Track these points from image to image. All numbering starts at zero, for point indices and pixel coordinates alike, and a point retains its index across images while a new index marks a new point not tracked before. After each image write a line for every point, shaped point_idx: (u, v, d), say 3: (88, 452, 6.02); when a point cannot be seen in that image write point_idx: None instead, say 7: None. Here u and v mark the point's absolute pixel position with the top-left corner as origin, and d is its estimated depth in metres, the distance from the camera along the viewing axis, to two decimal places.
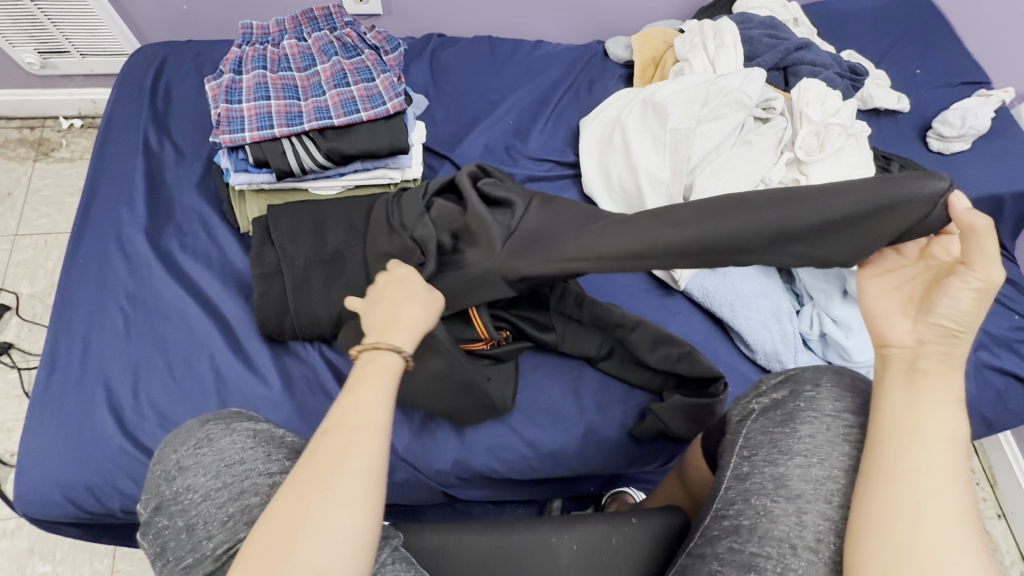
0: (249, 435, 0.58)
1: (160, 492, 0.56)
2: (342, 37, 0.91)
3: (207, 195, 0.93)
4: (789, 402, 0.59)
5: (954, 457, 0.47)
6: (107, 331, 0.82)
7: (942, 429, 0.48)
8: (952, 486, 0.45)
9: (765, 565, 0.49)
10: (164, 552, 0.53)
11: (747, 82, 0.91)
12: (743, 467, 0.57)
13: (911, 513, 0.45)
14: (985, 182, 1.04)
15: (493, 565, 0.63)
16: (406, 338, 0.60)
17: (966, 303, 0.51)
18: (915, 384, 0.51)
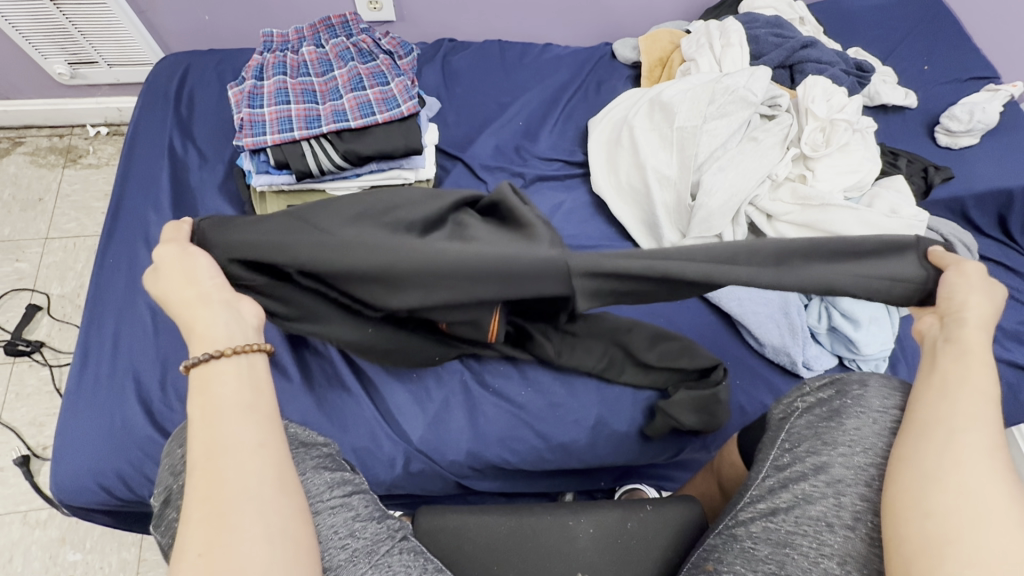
0: None
1: (168, 486, 0.57)
2: (358, 43, 0.94)
3: (229, 197, 0.97)
4: (835, 400, 0.61)
5: (986, 405, 0.50)
6: (136, 327, 0.86)
7: (971, 380, 0.52)
8: (985, 427, 0.48)
9: (802, 541, 0.51)
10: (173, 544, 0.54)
11: (752, 79, 0.93)
12: (783, 458, 0.58)
13: (943, 450, 0.48)
14: (994, 176, 1.04)
15: (508, 546, 0.64)
16: (252, 334, 0.59)
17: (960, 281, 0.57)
18: (941, 351, 0.55)
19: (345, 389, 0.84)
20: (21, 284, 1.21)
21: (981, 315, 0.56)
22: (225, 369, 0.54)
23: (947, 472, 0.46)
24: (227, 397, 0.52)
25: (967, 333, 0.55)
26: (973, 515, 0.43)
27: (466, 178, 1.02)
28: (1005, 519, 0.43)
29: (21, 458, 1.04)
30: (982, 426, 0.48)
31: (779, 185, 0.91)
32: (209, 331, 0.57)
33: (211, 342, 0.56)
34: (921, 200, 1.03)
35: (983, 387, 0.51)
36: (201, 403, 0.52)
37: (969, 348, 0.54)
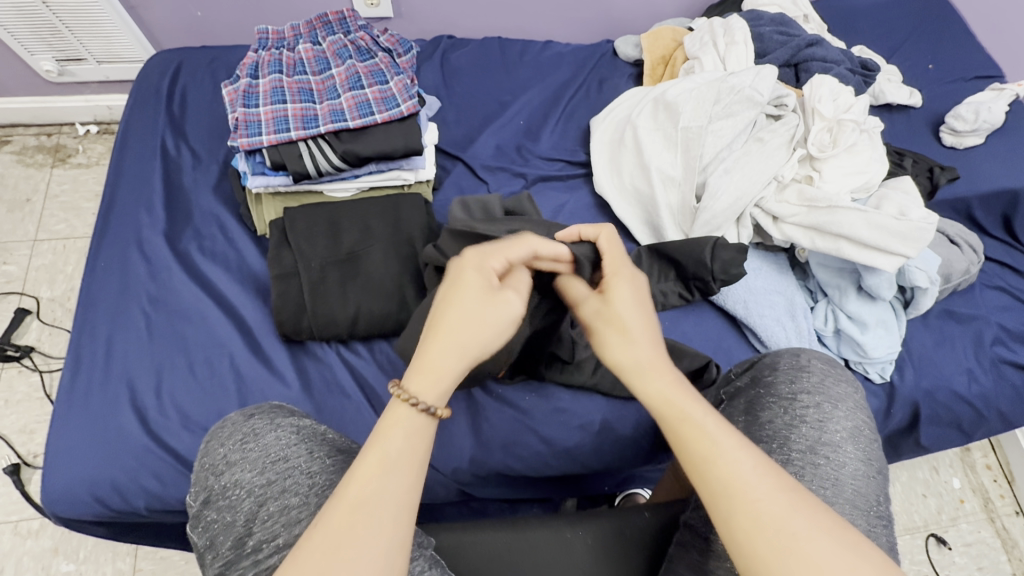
0: (293, 431, 0.64)
1: (209, 486, 0.61)
2: (356, 41, 0.92)
3: (224, 198, 0.95)
4: (751, 390, 0.67)
5: (718, 462, 0.50)
6: (129, 332, 0.83)
7: (698, 446, 0.52)
8: (746, 474, 0.49)
9: None
10: (212, 545, 0.57)
11: (759, 78, 0.91)
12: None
13: (730, 537, 0.47)
14: (998, 177, 1.04)
15: (509, 565, 0.63)
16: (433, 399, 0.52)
17: (616, 291, 0.64)
18: (668, 420, 0.55)
19: (344, 395, 0.82)
20: (9, 288, 1.18)
21: (613, 334, 0.61)
22: (418, 415, 0.51)
23: (752, 561, 0.45)
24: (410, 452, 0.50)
25: (654, 397, 0.57)
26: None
27: (467, 179, 1.00)
28: (816, 552, 0.44)
29: (10, 467, 1.01)
30: (745, 476, 0.49)
31: (785, 187, 0.90)
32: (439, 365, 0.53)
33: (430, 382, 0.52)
34: (927, 200, 1.02)
35: (707, 447, 0.51)
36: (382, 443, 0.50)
37: (678, 409, 0.55)
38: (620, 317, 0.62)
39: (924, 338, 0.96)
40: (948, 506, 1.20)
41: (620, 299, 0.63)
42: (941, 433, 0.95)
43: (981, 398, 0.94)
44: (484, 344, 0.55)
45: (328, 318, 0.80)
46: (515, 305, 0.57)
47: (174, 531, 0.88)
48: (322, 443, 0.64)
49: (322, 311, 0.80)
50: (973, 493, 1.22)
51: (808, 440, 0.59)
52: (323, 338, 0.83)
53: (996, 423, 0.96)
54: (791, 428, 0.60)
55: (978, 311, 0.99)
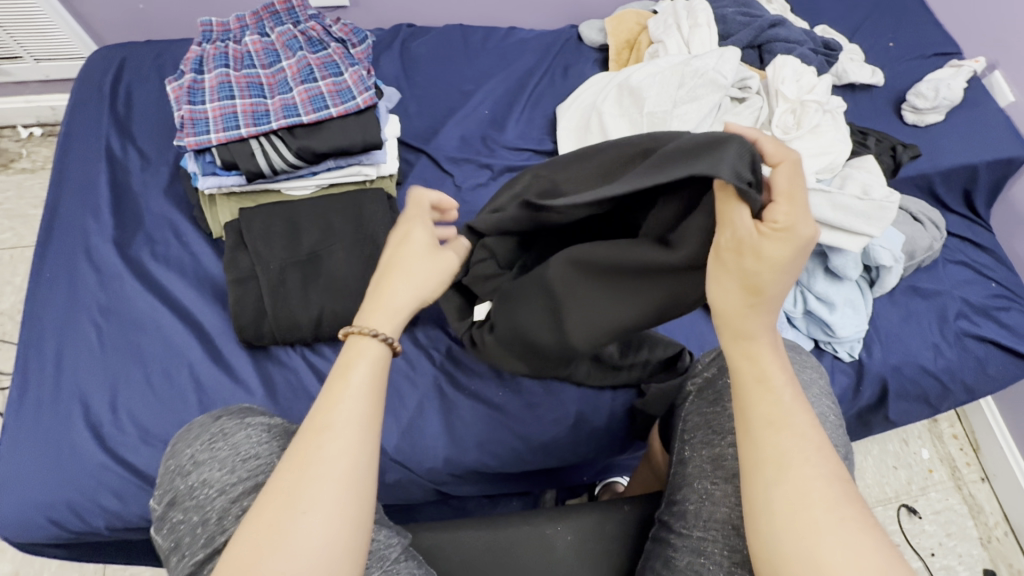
0: (265, 429, 0.58)
1: (174, 488, 0.54)
2: (307, 31, 0.88)
3: (177, 200, 0.91)
4: (719, 380, 0.63)
5: (787, 433, 0.46)
6: (81, 345, 0.79)
7: (767, 411, 0.47)
8: (810, 454, 0.45)
9: (712, 548, 0.53)
10: (178, 548, 0.51)
11: (722, 61, 0.90)
12: (686, 453, 0.61)
13: (768, 508, 0.44)
14: (959, 153, 1.05)
15: (490, 561, 0.62)
16: (386, 321, 0.53)
17: (772, 244, 0.45)
18: (744, 382, 0.49)
19: (311, 400, 0.80)
20: None
21: (734, 292, 0.48)
22: (372, 349, 0.50)
23: (787, 533, 0.42)
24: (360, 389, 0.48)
25: (733, 350, 0.50)
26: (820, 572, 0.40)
27: (431, 172, 0.98)
28: (856, 544, 0.41)
29: None
30: (806, 456, 0.45)
31: None
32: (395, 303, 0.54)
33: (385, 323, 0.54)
34: (891, 178, 1.03)
35: (778, 414, 0.47)
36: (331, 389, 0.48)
37: (768, 378, 0.48)
38: (754, 276, 0.46)
39: (891, 315, 0.98)
40: (918, 477, 1.23)
41: (774, 260, 0.46)
42: (909, 407, 0.97)
43: (946, 371, 0.96)
44: (418, 293, 0.56)
45: (291, 321, 0.77)
46: (455, 263, 0.60)
47: (141, 549, 0.85)
48: (295, 441, 0.58)
49: (285, 314, 0.78)
50: (941, 462, 1.26)
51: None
52: (288, 342, 0.80)
53: (961, 395, 0.99)
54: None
55: (942, 286, 1.01)
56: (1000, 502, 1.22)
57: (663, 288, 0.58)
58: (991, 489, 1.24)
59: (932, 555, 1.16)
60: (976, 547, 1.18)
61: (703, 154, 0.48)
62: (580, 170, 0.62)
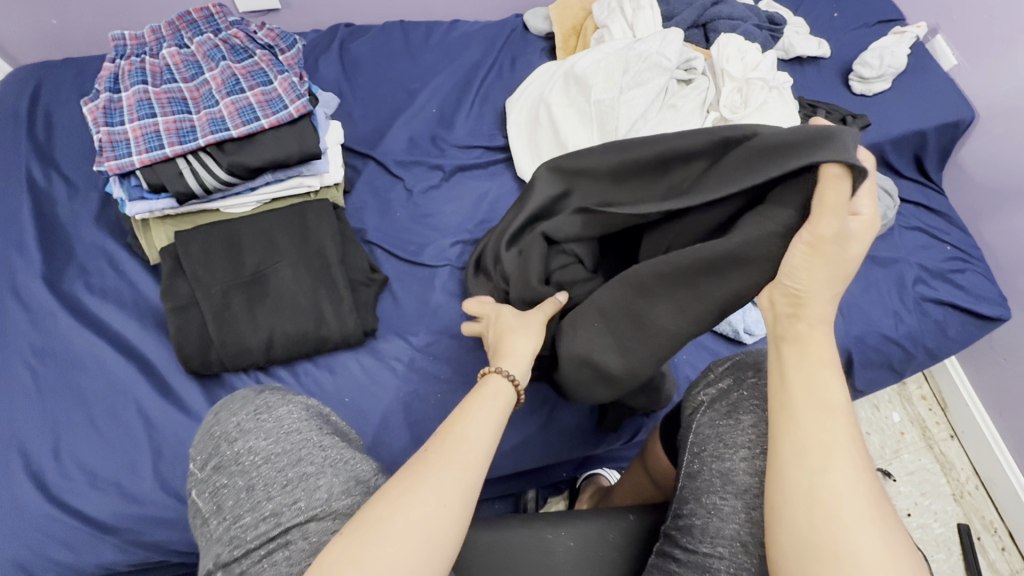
0: (304, 408, 0.57)
1: (219, 452, 0.52)
2: (229, 39, 0.83)
3: (110, 227, 0.86)
4: (734, 391, 0.57)
5: (841, 421, 0.46)
6: (16, 391, 0.74)
7: (827, 399, 0.47)
8: (846, 476, 0.43)
9: (719, 565, 0.49)
10: (220, 510, 0.48)
11: (665, 43, 0.89)
12: (694, 463, 0.55)
13: (812, 493, 0.43)
14: (908, 119, 1.06)
15: (487, 562, 0.59)
16: (518, 368, 0.58)
17: (863, 235, 0.48)
18: (804, 366, 0.49)
19: None
20: None
21: (830, 282, 0.49)
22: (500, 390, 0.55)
23: (814, 534, 0.42)
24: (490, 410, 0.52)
25: (803, 330, 0.50)
26: (849, 561, 0.40)
27: (380, 177, 0.94)
28: (882, 538, 0.41)
29: None
30: (851, 448, 0.45)
31: None
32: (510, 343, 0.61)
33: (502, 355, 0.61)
34: None
35: (833, 400, 0.47)
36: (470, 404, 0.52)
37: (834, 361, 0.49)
38: (850, 264, 0.48)
39: (851, 286, 0.99)
40: (890, 440, 1.26)
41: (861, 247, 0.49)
42: (875, 375, 0.99)
43: (908, 336, 0.98)
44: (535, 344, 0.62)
45: (239, 347, 0.74)
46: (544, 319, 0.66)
47: None
48: (329, 425, 0.57)
49: (233, 340, 0.74)
50: (913, 424, 1.28)
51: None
52: (240, 368, 0.77)
53: (924, 359, 1.01)
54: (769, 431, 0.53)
55: (899, 253, 1.02)
56: (969, 457, 1.25)
57: (730, 287, 0.56)
58: (960, 446, 1.27)
59: (909, 515, 1.18)
60: (949, 504, 1.21)
61: (807, 148, 0.49)
62: (615, 164, 0.67)
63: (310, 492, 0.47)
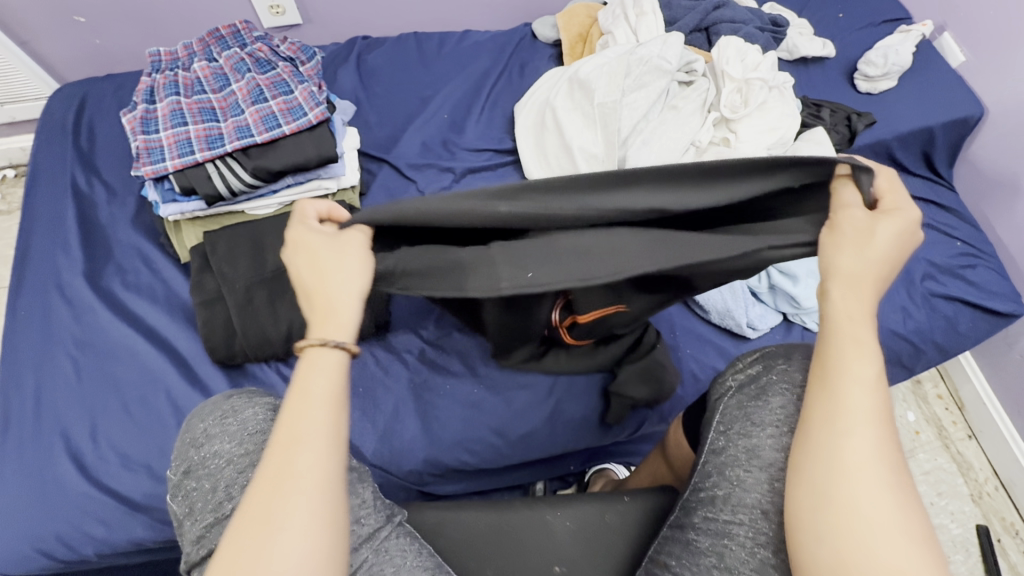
0: (270, 408, 0.59)
1: (188, 457, 0.57)
2: (253, 53, 0.89)
3: (145, 229, 0.93)
4: (764, 375, 0.56)
5: (869, 392, 0.44)
6: (59, 380, 0.81)
7: (855, 368, 0.45)
8: (866, 441, 0.42)
9: (738, 532, 0.48)
10: (193, 512, 0.53)
11: (666, 47, 0.92)
12: (717, 441, 0.54)
13: (831, 457, 0.42)
14: (914, 117, 1.06)
15: (489, 542, 0.61)
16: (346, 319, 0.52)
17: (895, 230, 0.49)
18: (836, 337, 0.47)
19: None
20: None
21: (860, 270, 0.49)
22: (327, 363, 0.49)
23: (831, 491, 0.41)
24: (327, 393, 0.48)
25: (835, 305, 0.48)
26: (861, 520, 0.40)
27: (394, 180, 0.99)
28: (897, 509, 0.40)
29: None
30: (878, 420, 0.43)
31: (704, 152, 0.90)
32: (338, 308, 0.51)
33: (330, 319, 0.51)
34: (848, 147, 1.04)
35: (866, 371, 0.45)
36: (303, 402, 0.47)
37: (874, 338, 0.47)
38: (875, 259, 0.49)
39: None
40: (905, 439, 1.25)
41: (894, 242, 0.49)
42: (884, 371, 0.99)
43: (917, 332, 0.97)
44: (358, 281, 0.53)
45: (261, 338, 0.79)
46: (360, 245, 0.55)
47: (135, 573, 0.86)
48: None
49: (255, 331, 0.79)
50: (928, 423, 1.27)
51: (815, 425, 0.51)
52: (262, 358, 0.81)
53: (934, 355, 1.00)
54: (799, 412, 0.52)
55: None
56: (988, 457, 1.23)
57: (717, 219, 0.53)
58: (978, 446, 1.25)
59: None
60: (967, 504, 1.19)
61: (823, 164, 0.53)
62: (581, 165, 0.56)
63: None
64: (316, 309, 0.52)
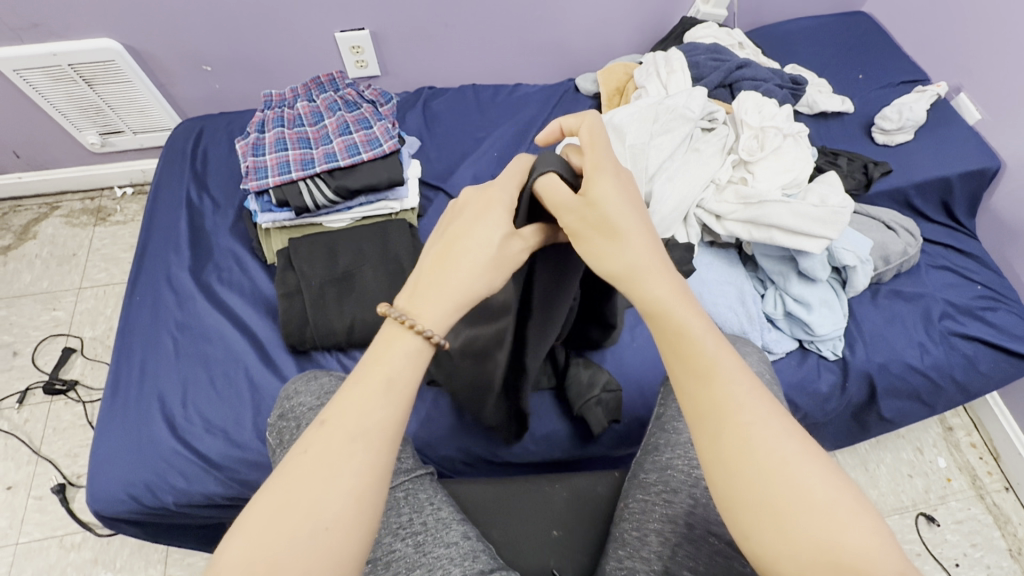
0: (339, 377, 0.74)
1: (282, 405, 0.72)
2: (344, 96, 1.09)
3: (240, 236, 1.11)
4: None
5: (732, 373, 0.48)
6: (161, 353, 0.96)
7: (699, 360, 0.48)
8: (758, 418, 0.45)
9: (678, 462, 0.64)
10: (283, 443, 0.68)
11: (691, 99, 1.05)
12: (661, 409, 0.72)
13: (738, 445, 0.44)
14: (931, 167, 1.14)
15: (497, 511, 0.71)
16: (440, 319, 0.51)
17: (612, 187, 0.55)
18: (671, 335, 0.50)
19: None
20: (58, 330, 1.34)
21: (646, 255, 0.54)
22: (412, 343, 0.50)
23: (744, 478, 0.43)
24: (409, 387, 0.48)
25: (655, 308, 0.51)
26: (783, 499, 0.41)
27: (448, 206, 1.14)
28: (804, 476, 0.42)
29: (57, 486, 1.13)
30: (754, 395, 0.47)
31: (723, 188, 1.01)
32: (451, 287, 0.53)
33: (429, 304, 0.52)
34: (864, 192, 1.12)
35: (706, 366, 0.48)
36: (388, 394, 0.47)
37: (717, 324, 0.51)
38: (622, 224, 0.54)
39: (874, 317, 1.03)
40: (935, 485, 1.23)
41: (607, 194, 0.54)
42: (902, 405, 1.02)
43: (935, 368, 1.00)
44: (479, 276, 0.55)
45: (328, 329, 0.92)
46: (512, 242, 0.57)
47: (198, 532, 0.98)
48: None
49: (324, 323, 0.92)
50: (960, 471, 1.25)
51: None
52: (326, 347, 0.94)
53: (954, 392, 1.03)
54: None
55: (925, 289, 1.06)
56: None
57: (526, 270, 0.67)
58: (1016, 498, 1.22)
59: (957, 565, 1.14)
60: (1005, 558, 1.15)
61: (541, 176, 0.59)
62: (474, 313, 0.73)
63: None
64: (422, 284, 0.54)
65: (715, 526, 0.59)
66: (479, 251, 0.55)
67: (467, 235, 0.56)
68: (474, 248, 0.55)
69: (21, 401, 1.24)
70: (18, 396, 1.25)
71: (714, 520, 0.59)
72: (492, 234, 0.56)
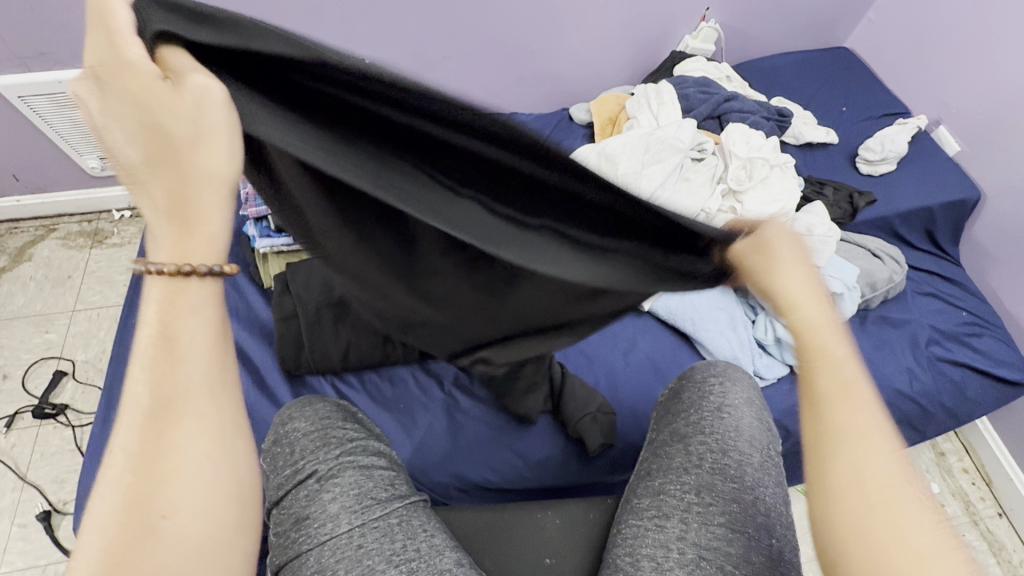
0: (335, 404, 0.75)
1: (275, 430, 0.71)
2: None
3: (237, 260, 1.12)
4: (678, 386, 0.77)
5: (869, 418, 0.52)
6: None
7: (837, 408, 0.52)
8: (882, 463, 0.49)
9: (671, 487, 0.65)
10: (273, 471, 0.67)
11: (681, 130, 1.08)
12: (654, 434, 0.74)
13: (861, 485, 0.48)
14: (915, 197, 1.17)
15: (490, 538, 0.71)
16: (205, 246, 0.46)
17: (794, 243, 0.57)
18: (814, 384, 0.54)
19: None
20: (50, 353, 1.33)
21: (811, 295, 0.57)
22: (200, 288, 0.46)
23: (866, 516, 0.47)
24: (199, 345, 0.46)
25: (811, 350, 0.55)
26: (901, 535, 0.45)
27: None
28: (918, 522, 0.46)
29: (43, 513, 1.11)
30: (883, 440, 0.51)
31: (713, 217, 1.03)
32: (196, 211, 0.45)
33: (187, 239, 0.45)
34: (849, 221, 1.15)
35: (840, 413, 0.52)
36: (170, 358, 0.45)
37: (843, 376, 0.54)
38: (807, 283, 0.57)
39: (864, 342, 1.05)
40: None
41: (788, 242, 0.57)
42: None
43: (924, 394, 1.02)
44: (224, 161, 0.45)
45: (325, 353, 0.93)
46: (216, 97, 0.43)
47: None
48: (353, 417, 0.75)
49: (320, 348, 0.93)
50: (954, 497, 1.25)
51: (715, 402, 0.71)
52: (321, 370, 0.96)
53: (944, 418, 1.04)
54: (702, 398, 0.72)
55: (912, 315, 1.08)
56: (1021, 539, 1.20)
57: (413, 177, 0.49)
58: (1010, 525, 1.22)
59: None
60: None
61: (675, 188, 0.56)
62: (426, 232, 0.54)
63: (330, 453, 0.66)
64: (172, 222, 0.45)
65: (707, 550, 0.58)
66: (202, 146, 0.44)
67: (180, 151, 0.43)
68: (194, 155, 0.44)
69: (9, 425, 1.22)
70: (6, 420, 1.23)
71: (706, 544, 0.59)
72: (186, 126, 0.43)
